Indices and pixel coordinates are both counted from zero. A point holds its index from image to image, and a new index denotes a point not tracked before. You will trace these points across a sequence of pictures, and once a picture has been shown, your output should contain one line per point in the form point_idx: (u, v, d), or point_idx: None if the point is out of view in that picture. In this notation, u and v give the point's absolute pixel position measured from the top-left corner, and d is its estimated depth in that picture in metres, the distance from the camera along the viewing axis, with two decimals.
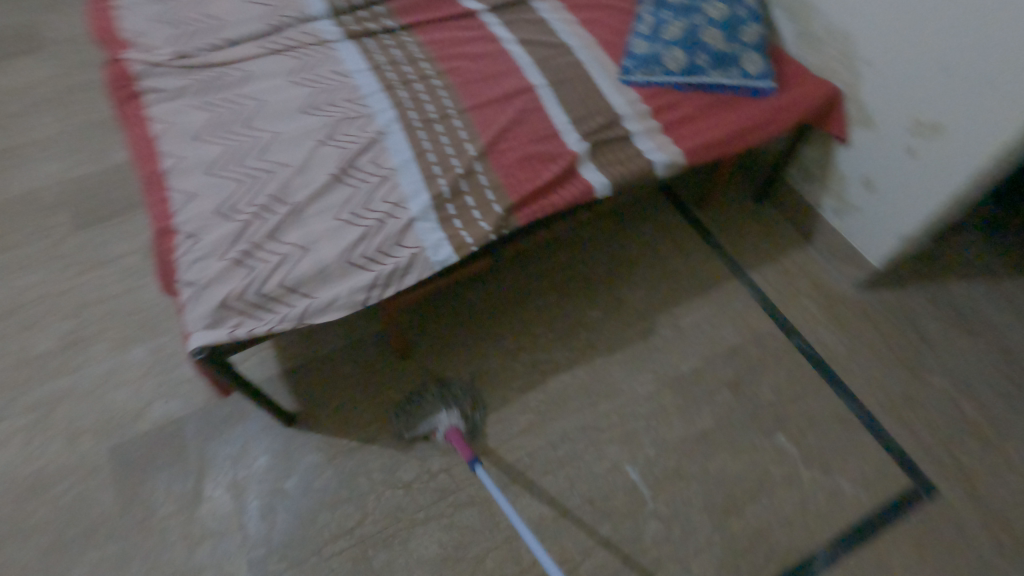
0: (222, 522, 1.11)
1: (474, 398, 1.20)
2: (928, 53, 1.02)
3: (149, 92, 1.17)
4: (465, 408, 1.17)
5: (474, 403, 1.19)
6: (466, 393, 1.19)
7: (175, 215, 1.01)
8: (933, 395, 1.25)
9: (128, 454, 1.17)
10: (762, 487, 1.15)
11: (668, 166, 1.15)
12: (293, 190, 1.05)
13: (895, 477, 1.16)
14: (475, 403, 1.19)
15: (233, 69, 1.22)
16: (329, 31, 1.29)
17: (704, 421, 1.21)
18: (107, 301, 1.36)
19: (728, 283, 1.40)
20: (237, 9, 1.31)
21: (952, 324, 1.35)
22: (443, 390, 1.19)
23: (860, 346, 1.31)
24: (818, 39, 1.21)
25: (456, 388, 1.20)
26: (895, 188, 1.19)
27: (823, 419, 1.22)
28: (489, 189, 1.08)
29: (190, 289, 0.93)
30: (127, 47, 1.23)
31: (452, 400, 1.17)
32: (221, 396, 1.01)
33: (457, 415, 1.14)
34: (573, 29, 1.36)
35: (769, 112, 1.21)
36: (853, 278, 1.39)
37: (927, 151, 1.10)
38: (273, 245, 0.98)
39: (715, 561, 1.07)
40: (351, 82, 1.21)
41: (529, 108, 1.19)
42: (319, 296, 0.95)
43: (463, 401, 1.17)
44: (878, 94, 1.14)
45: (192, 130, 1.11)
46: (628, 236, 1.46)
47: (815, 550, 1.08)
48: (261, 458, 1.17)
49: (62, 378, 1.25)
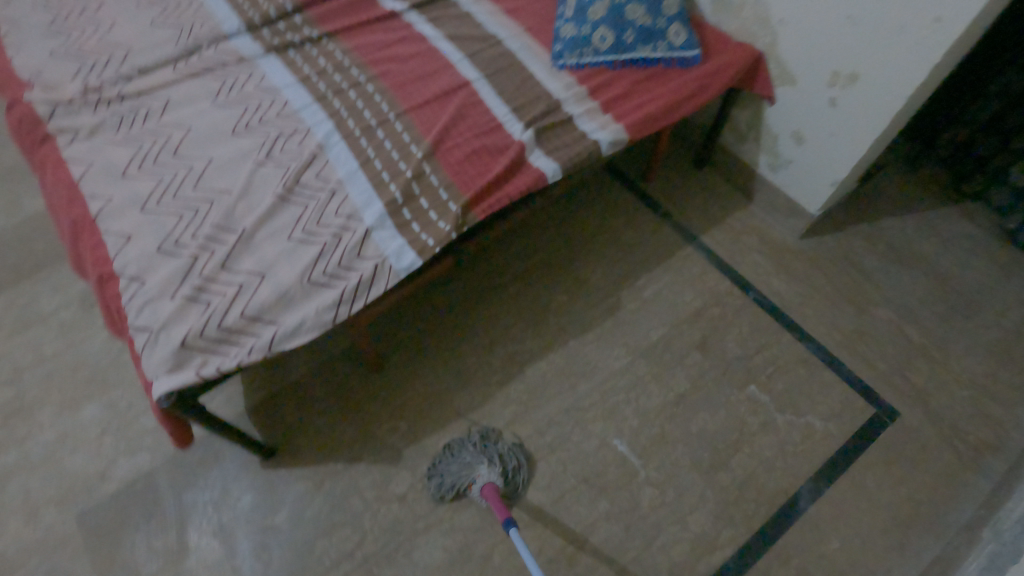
0: (214, 570, 1.06)
1: (521, 461, 1.13)
2: (835, 8, 1.08)
3: (62, 133, 1.09)
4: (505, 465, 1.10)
5: (519, 465, 1.12)
6: (512, 455, 1.12)
7: (113, 259, 0.95)
8: (881, 325, 1.34)
9: (98, 518, 1.10)
10: (743, 438, 1.20)
11: (613, 143, 1.17)
12: (238, 216, 1.01)
13: (858, 407, 1.24)
14: (518, 465, 1.12)
15: (151, 99, 1.15)
16: (248, 47, 1.24)
17: (680, 384, 1.25)
18: (46, 362, 1.26)
19: (682, 249, 1.44)
20: (145, 35, 1.24)
21: (888, 258, 1.44)
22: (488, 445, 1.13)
23: (810, 291, 1.39)
24: (733, 4, 1.27)
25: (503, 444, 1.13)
26: (823, 138, 1.26)
27: (787, 364, 1.29)
28: (442, 189, 1.07)
29: (143, 334, 0.88)
30: (27, 87, 1.14)
31: (494, 454, 1.10)
32: (179, 445, 0.93)
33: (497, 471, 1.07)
34: (498, 19, 1.36)
35: (699, 80, 1.25)
36: (795, 228, 1.46)
37: (847, 100, 1.17)
38: (226, 276, 0.94)
39: (711, 515, 1.12)
40: (280, 98, 1.17)
41: (468, 103, 1.18)
42: (285, 321, 0.92)
43: (507, 460, 1.11)
44: (795, 51, 1.20)
45: (116, 168, 1.05)
46: (581, 217, 1.48)
47: (799, 488, 1.15)
48: (245, 497, 1.13)
49: (9, 451, 1.16)
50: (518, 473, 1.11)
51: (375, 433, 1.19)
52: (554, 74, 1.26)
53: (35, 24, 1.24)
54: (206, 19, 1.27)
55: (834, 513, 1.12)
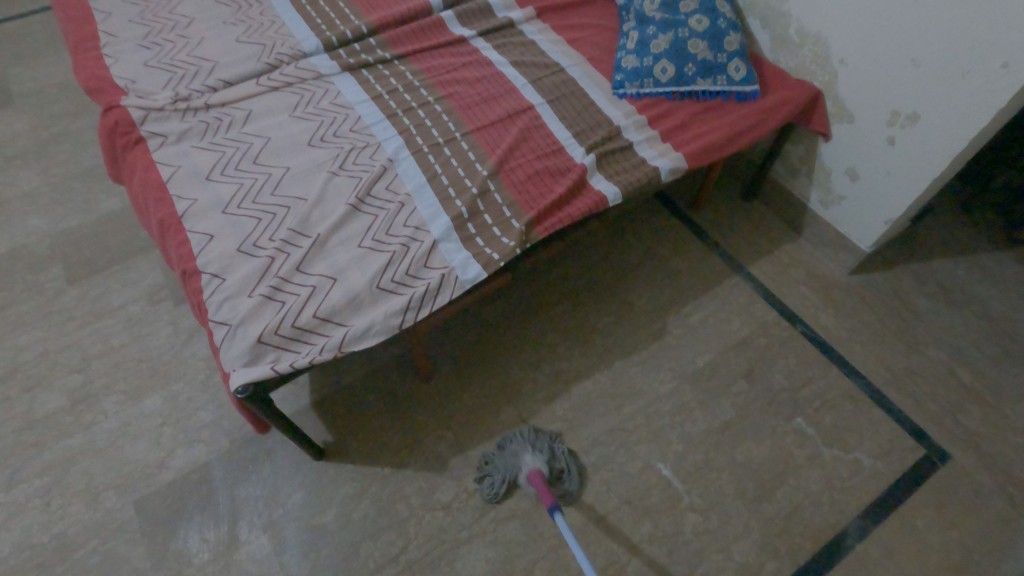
0: (262, 565, 1.08)
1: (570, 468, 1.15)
2: (898, 51, 1.11)
3: (152, 138, 1.16)
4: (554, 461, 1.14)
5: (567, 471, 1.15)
6: (563, 457, 1.16)
7: (196, 256, 1.00)
8: (931, 365, 1.33)
9: (154, 506, 1.14)
10: (788, 469, 1.19)
11: (672, 170, 1.20)
12: (313, 222, 1.06)
13: (908, 446, 1.22)
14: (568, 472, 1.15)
15: (235, 109, 1.22)
16: (325, 65, 1.31)
17: (726, 411, 1.26)
18: (113, 352, 1.32)
19: (729, 279, 1.46)
20: (231, 51, 1.32)
21: (939, 298, 1.43)
22: (540, 439, 1.17)
23: (858, 326, 1.39)
24: (793, 43, 1.31)
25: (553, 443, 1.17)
26: (879, 176, 1.27)
27: (835, 398, 1.28)
28: (506, 207, 1.11)
29: (223, 328, 0.93)
30: (123, 93, 1.22)
31: (544, 447, 1.15)
32: (259, 432, 1.05)
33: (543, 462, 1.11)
34: (561, 48, 1.41)
35: (757, 113, 1.28)
36: (843, 263, 1.47)
37: (906, 140, 1.18)
38: (301, 278, 0.99)
39: (755, 546, 1.11)
40: (354, 114, 1.24)
41: (531, 127, 1.23)
42: (354, 323, 0.96)
43: (556, 461, 1.14)
44: (854, 90, 1.23)
45: (201, 172, 1.11)
46: (628, 243, 1.50)
47: (846, 525, 1.13)
48: (296, 495, 1.15)
49: (76, 436, 1.21)
50: (565, 478, 1.14)
51: (423, 441, 1.21)
52: (614, 102, 1.30)
53: (131, 37, 1.34)
54: (286, 38, 1.35)
55: (883, 553, 1.10)
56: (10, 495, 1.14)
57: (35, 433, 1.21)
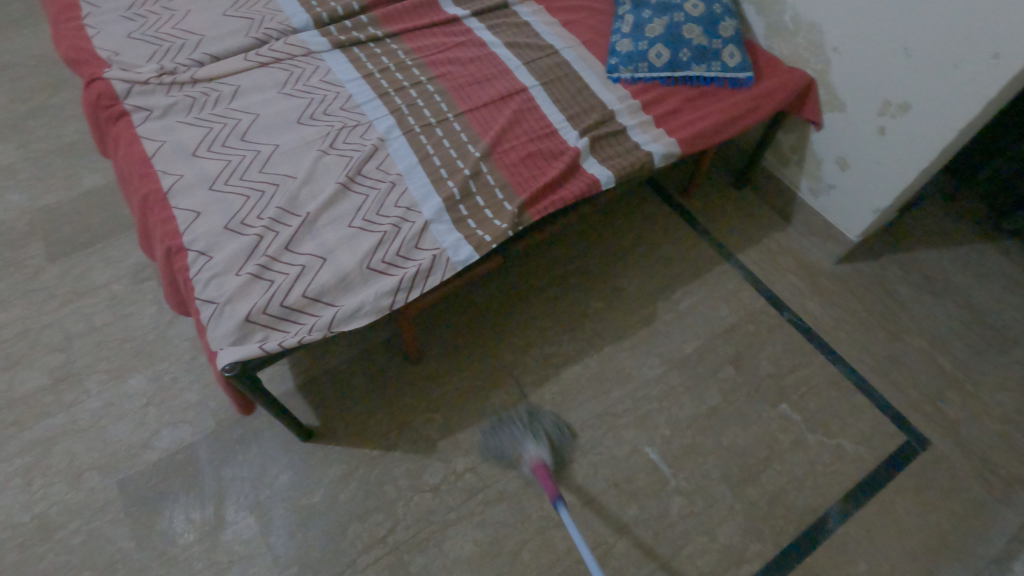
0: (249, 545, 1.08)
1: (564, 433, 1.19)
2: (891, 40, 1.11)
3: (136, 112, 1.13)
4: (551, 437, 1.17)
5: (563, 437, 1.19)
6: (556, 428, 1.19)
7: (182, 233, 0.98)
8: (913, 353, 1.35)
9: (139, 486, 1.12)
10: (773, 454, 1.21)
11: (665, 156, 1.20)
12: (302, 201, 1.04)
13: (889, 432, 1.25)
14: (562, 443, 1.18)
15: (222, 84, 1.19)
16: (315, 42, 1.28)
17: (713, 397, 1.27)
18: (96, 331, 1.30)
19: (719, 266, 1.46)
20: (218, 25, 1.29)
21: (923, 288, 1.46)
22: (534, 423, 1.18)
23: (844, 315, 1.40)
24: (787, 30, 1.31)
25: (546, 420, 1.19)
26: (868, 166, 1.28)
27: (820, 385, 1.30)
28: (498, 189, 1.10)
29: (210, 306, 0.91)
30: (106, 66, 1.19)
31: (539, 430, 1.17)
32: (241, 415, 1.02)
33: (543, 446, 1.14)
34: (556, 31, 1.40)
35: (750, 100, 1.27)
36: (831, 252, 1.48)
37: (896, 130, 1.19)
38: (290, 257, 0.97)
39: (739, 528, 1.12)
40: (344, 92, 1.21)
41: (524, 109, 1.22)
42: (344, 303, 0.95)
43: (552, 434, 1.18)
44: (846, 79, 1.23)
45: (187, 148, 1.09)
46: (620, 229, 1.50)
47: (828, 508, 1.15)
48: (282, 476, 1.15)
49: (57, 415, 1.19)
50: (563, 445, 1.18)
51: (411, 424, 1.21)
52: (609, 86, 1.29)
53: (114, 8, 1.30)
54: (275, 13, 1.32)
55: (863, 536, 1.12)
56: None
57: (16, 412, 1.19)
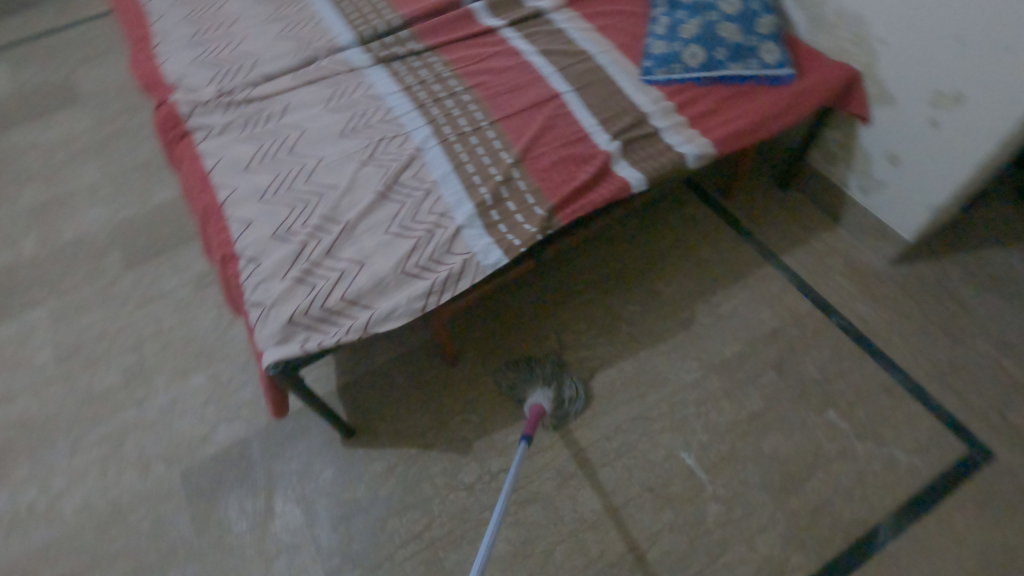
0: (295, 536, 1.14)
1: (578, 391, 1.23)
2: (941, 29, 1.06)
3: (198, 131, 1.23)
4: (563, 394, 1.22)
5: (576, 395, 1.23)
6: (572, 385, 1.24)
7: (235, 242, 1.06)
8: (977, 359, 1.27)
9: (198, 477, 1.21)
10: (818, 462, 1.16)
11: (698, 156, 1.19)
12: (343, 209, 1.10)
13: (948, 442, 1.17)
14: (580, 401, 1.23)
15: (273, 102, 1.28)
16: (358, 59, 1.35)
17: (753, 402, 1.23)
18: (164, 333, 1.41)
19: (761, 267, 1.42)
20: (271, 47, 1.38)
21: (989, 289, 1.36)
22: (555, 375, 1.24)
23: (899, 318, 1.33)
24: (830, 23, 1.26)
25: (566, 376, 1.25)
26: (921, 160, 1.22)
27: (871, 391, 1.24)
28: (529, 194, 1.13)
29: (257, 309, 0.98)
30: (172, 90, 1.30)
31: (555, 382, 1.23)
32: (275, 414, 1.03)
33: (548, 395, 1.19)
34: (590, 36, 1.40)
35: (790, 97, 1.24)
36: (884, 252, 1.41)
37: (949, 122, 1.13)
38: (330, 262, 1.03)
39: (780, 538, 1.09)
40: (385, 105, 1.27)
41: (557, 114, 1.24)
42: (379, 306, 0.99)
43: (565, 390, 1.22)
44: (894, 71, 1.18)
45: (241, 162, 1.17)
46: (658, 231, 1.49)
47: (878, 520, 1.10)
48: (327, 471, 1.21)
49: (129, 410, 1.30)
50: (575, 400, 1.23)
51: (447, 424, 1.25)
52: (642, 88, 1.29)
53: (181, 36, 1.41)
54: (323, 33, 1.40)
55: (916, 552, 1.06)
56: (73, 462, 1.24)
57: (95, 406, 1.31)
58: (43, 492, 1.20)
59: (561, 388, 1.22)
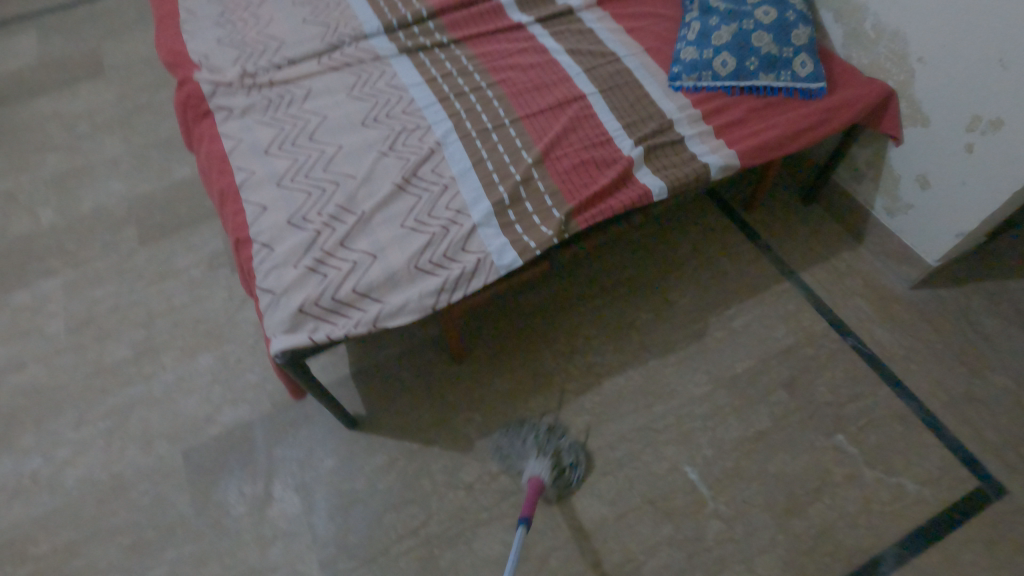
0: (292, 523, 1.14)
1: (578, 456, 1.16)
2: (985, 51, 1.02)
3: (219, 112, 1.23)
4: (563, 461, 1.14)
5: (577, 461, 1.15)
6: (570, 451, 1.16)
7: (250, 226, 1.06)
8: (996, 392, 1.24)
9: (200, 457, 1.22)
10: (824, 486, 1.14)
11: (722, 168, 1.16)
12: (359, 200, 1.09)
13: (960, 475, 1.15)
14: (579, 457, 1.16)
15: (296, 87, 1.27)
16: (384, 48, 1.34)
17: (762, 420, 1.22)
18: (175, 311, 1.42)
19: (778, 284, 1.40)
20: (298, 30, 1.37)
21: (1012, 321, 1.33)
22: (550, 441, 1.16)
23: (917, 345, 1.30)
24: (867, 38, 1.23)
25: (562, 441, 1.17)
26: (952, 184, 1.19)
27: (883, 418, 1.21)
28: (547, 196, 1.11)
29: (268, 295, 0.98)
30: (196, 69, 1.29)
31: (551, 450, 1.14)
32: (292, 395, 1.08)
33: (546, 464, 1.11)
34: (620, 38, 1.38)
35: (821, 112, 1.21)
36: (906, 276, 1.38)
37: (986, 148, 1.10)
38: (343, 252, 1.02)
39: (780, 560, 1.07)
40: (408, 96, 1.26)
41: (581, 116, 1.22)
42: (390, 301, 0.99)
43: (564, 456, 1.14)
44: (931, 92, 1.15)
45: (260, 146, 1.17)
46: (676, 239, 1.47)
47: (882, 550, 1.08)
48: (328, 460, 1.21)
49: (136, 385, 1.31)
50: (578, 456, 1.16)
51: (450, 422, 1.24)
52: (670, 94, 1.26)
53: (209, 15, 1.41)
54: (350, 19, 1.39)
55: None
56: (78, 433, 1.25)
57: (103, 379, 1.32)
58: (48, 461, 1.21)
59: (559, 455, 1.14)
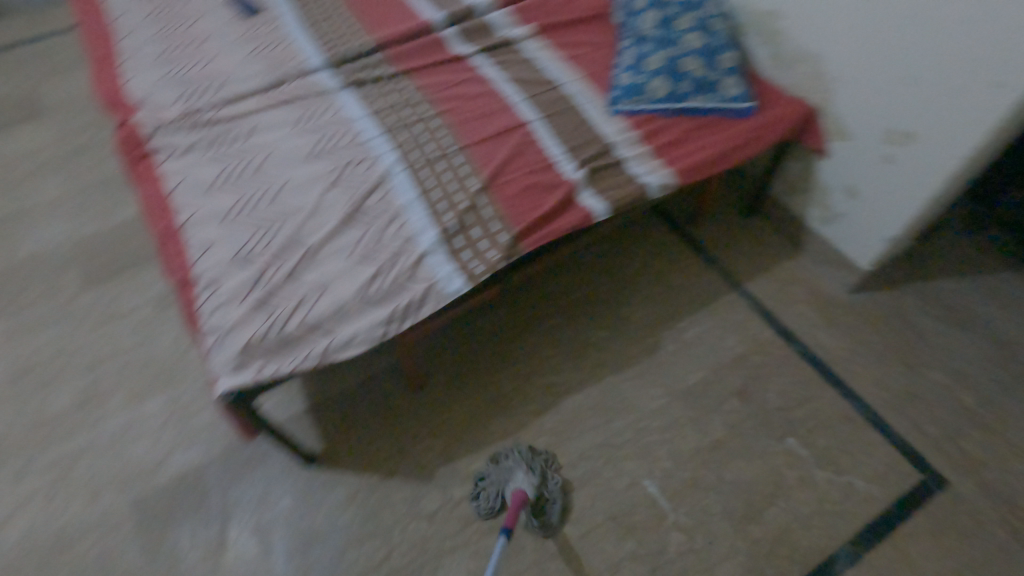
0: (249, 567, 1.11)
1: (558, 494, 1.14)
2: (894, 69, 1.10)
3: (161, 151, 1.22)
4: (545, 487, 1.14)
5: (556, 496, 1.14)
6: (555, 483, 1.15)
7: (193, 265, 1.04)
8: (933, 388, 1.30)
9: (150, 506, 1.17)
10: (779, 490, 1.17)
11: (661, 187, 1.21)
12: (306, 233, 1.09)
13: (905, 470, 1.19)
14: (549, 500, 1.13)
15: (240, 123, 1.27)
16: (328, 82, 1.35)
17: (716, 429, 1.24)
18: (121, 355, 1.38)
19: (726, 295, 1.44)
20: (240, 67, 1.38)
21: (944, 319, 1.40)
22: (540, 460, 1.17)
23: (858, 347, 1.36)
24: (789, 60, 1.30)
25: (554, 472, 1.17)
26: (877, 193, 1.26)
27: (831, 419, 1.26)
28: (493, 221, 1.13)
29: (213, 334, 0.97)
30: (136, 109, 1.28)
31: (539, 468, 1.15)
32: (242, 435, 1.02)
33: (531, 482, 1.12)
34: (559, 65, 1.42)
35: (751, 130, 1.27)
36: (845, 281, 1.44)
37: (903, 158, 1.17)
38: (290, 287, 1.02)
39: (740, 567, 1.09)
40: (353, 128, 1.27)
41: (524, 142, 1.25)
42: (339, 333, 0.98)
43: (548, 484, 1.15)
44: (851, 107, 1.22)
45: (203, 184, 1.16)
46: (626, 256, 1.51)
47: (836, 549, 1.10)
48: (285, 499, 1.18)
49: (80, 434, 1.26)
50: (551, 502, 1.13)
51: (410, 451, 1.23)
52: (609, 118, 1.31)
53: (148, 54, 1.40)
54: (294, 55, 1.40)
55: None
56: (18, 489, 1.19)
57: (44, 430, 1.26)
58: None
59: (544, 479, 1.15)
